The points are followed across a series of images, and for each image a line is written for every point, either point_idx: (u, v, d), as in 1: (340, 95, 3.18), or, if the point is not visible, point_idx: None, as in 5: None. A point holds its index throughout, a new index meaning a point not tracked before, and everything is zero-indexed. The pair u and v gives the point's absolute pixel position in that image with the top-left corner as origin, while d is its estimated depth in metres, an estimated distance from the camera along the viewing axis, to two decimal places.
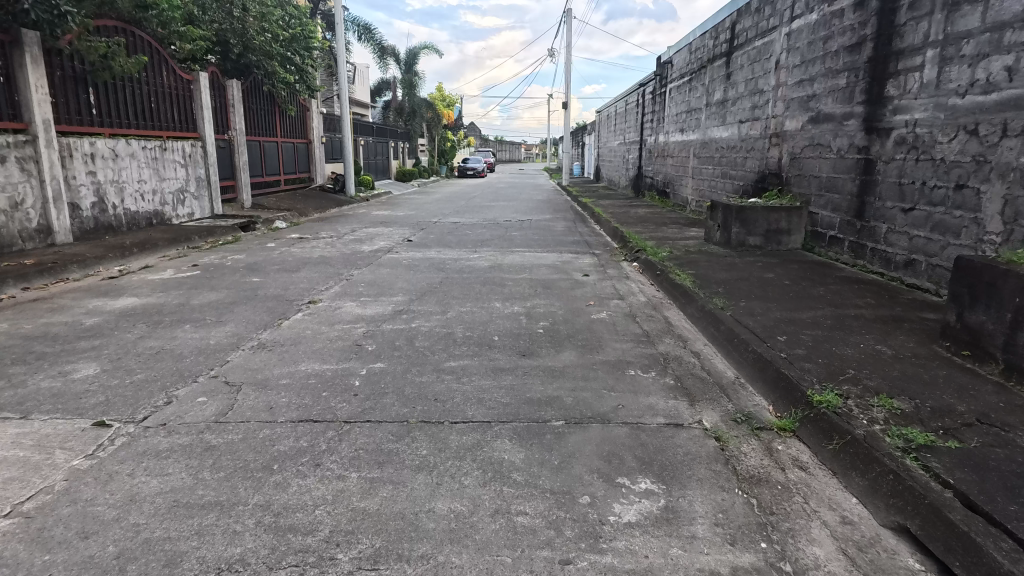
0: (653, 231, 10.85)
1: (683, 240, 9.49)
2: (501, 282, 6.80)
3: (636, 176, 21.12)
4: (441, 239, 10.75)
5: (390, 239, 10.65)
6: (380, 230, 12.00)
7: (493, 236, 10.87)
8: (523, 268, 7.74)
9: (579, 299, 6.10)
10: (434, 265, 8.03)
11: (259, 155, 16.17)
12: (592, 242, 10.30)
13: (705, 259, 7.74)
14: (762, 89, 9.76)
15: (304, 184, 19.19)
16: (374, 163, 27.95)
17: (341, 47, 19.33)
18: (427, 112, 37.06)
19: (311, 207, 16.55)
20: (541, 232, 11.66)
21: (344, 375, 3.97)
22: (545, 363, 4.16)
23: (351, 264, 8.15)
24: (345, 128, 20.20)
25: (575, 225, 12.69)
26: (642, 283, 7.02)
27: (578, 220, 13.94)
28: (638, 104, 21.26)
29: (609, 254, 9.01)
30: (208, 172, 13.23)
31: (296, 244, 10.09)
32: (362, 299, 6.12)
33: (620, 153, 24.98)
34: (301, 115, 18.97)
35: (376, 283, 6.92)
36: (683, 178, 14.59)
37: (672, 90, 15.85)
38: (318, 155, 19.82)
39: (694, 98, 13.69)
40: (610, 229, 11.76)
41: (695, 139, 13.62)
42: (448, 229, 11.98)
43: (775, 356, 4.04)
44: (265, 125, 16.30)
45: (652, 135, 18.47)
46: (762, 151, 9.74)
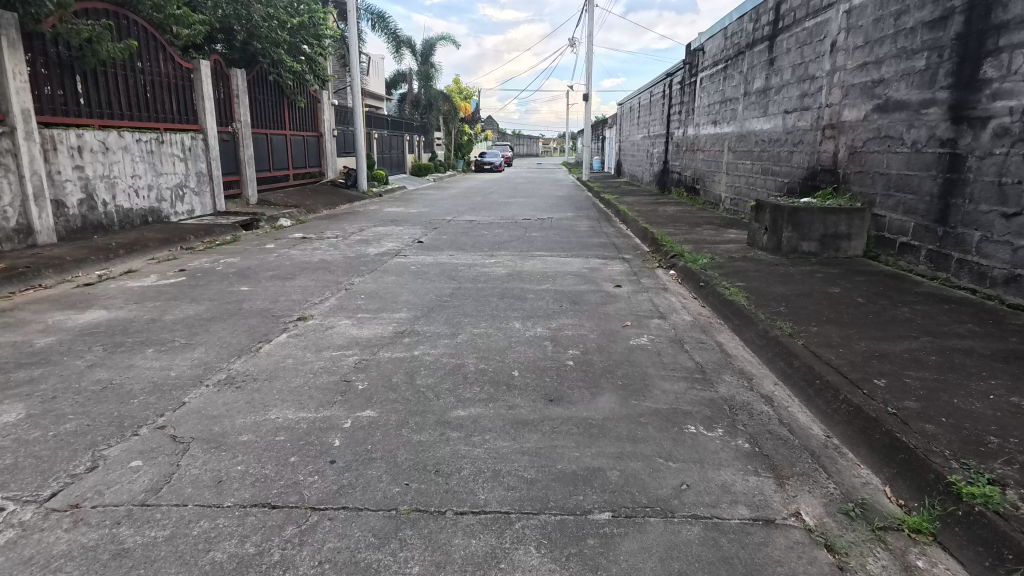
0: (687, 233, 9.86)
1: (724, 244, 8.50)
2: (521, 295, 5.90)
3: (661, 171, 20.06)
4: (455, 239, 9.87)
5: (399, 239, 9.81)
6: (391, 229, 11.16)
7: (510, 237, 9.96)
8: (545, 276, 6.83)
9: (612, 318, 5.18)
10: (446, 271, 7.15)
11: (266, 149, 15.42)
12: (621, 245, 9.34)
13: (753, 268, 6.77)
14: (814, 75, 8.73)
15: (314, 179, 18.44)
16: (389, 157, 27.15)
17: (353, 37, 18.54)
18: (444, 105, 36.23)
19: (321, 204, 15.79)
20: (563, 232, 10.71)
21: (322, 429, 3.11)
22: (579, 414, 3.27)
23: (353, 269, 7.30)
24: (358, 121, 19.40)
25: (599, 225, 11.72)
26: (683, 297, 6.08)
27: (602, 219, 12.96)
28: (664, 96, 20.19)
29: (640, 260, 8.05)
30: (209, 166, 12.50)
31: (297, 245, 9.28)
32: (359, 316, 5.26)
33: (643, 148, 23.94)
34: (311, 107, 18.20)
35: (378, 294, 6.06)
36: (716, 174, 13.53)
37: (704, 80, 14.81)
38: (329, 148, 19.06)
39: (729, 88, 12.67)
40: (639, 228, 10.79)
41: (730, 132, 12.56)
42: (462, 229, 11.09)
43: (881, 411, 3.10)
44: (272, 117, 15.56)
45: (680, 129, 17.42)
46: (813, 144, 8.71)
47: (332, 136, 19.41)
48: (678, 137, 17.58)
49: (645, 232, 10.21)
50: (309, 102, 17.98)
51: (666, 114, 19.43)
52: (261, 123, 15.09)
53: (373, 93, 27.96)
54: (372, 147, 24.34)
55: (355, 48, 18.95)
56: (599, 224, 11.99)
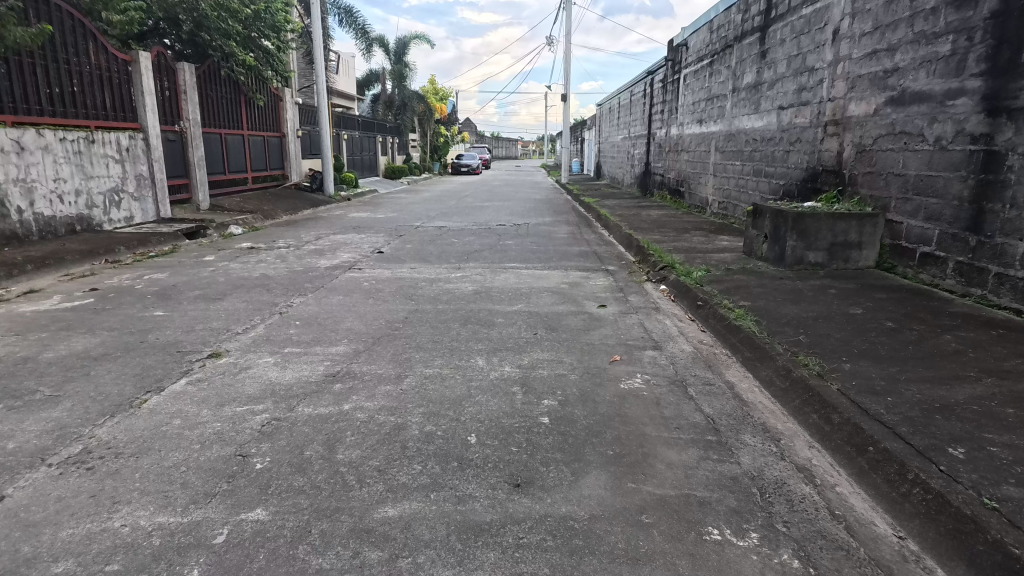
0: (675, 240, 9.00)
1: (717, 253, 7.66)
2: (489, 320, 4.95)
3: (643, 173, 19.29)
4: (421, 248, 8.89)
5: (358, 249, 8.80)
6: (352, 237, 10.14)
7: (482, 246, 9.01)
8: (518, 294, 5.89)
9: (597, 350, 4.26)
10: (404, 288, 6.18)
11: (220, 150, 14.27)
12: (604, 255, 8.45)
13: (757, 283, 5.92)
14: (813, 66, 7.94)
15: (276, 182, 17.30)
16: (360, 159, 26.02)
17: (317, 31, 17.45)
18: (418, 106, 35.16)
19: (281, 209, 14.69)
20: (541, 239, 9.79)
21: (182, 547, 2.13)
22: (555, 510, 2.33)
23: (296, 287, 6.29)
24: (323, 121, 18.31)
25: (580, 231, 10.83)
26: (679, 319, 5.20)
27: (583, 224, 12.08)
28: (645, 95, 19.44)
29: (626, 272, 7.17)
30: (151, 169, 11.36)
31: (239, 257, 8.22)
32: (287, 350, 4.27)
33: (624, 149, 23.19)
34: (272, 105, 17.08)
35: (319, 319, 5.08)
36: (703, 176, 12.75)
37: (688, 77, 14.05)
38: (292, 150, 17.93)
39: (716, 84, 11.89)
40: (623, 235, 9.92)
41: (718, 131, 11.78)
42: (430, 236, 10.11)
43: (975, 504, 2.21)
44: (227, 115, 14.41)
45: (662, 129, 16.65)
46: (813, 143, 7.92)
47: (296, 136, 18.29)
48: (661, 137, 16.81)
49: (629, 239, 9.34)
50: (270, 100, 16.85)
51: (648, 114, 18.66)
52: (214, 122, 13.94)
53: (343, 92, 26.80)
54: (341, 148, 23.20)
55: (319, 43, 17.85)
56: (580, 230, 11.10)
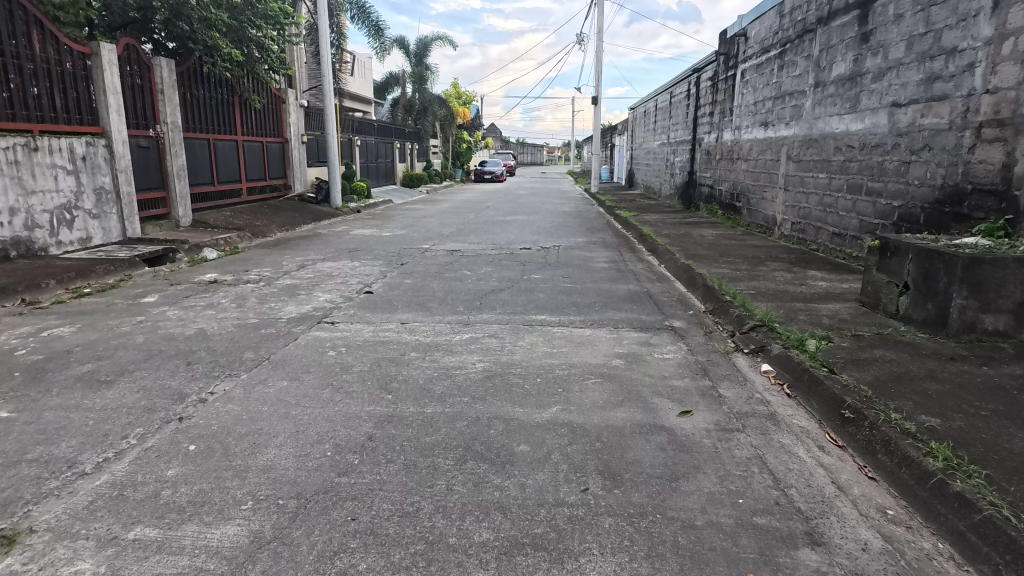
0: (752, 277, 6.91)
1: (823, 303, 5.57)
2: (502, 450, 2.99)
3: (685, 183, 17.19)
4: (424, 285, 6.96)
5: (341, 287, 6.89)
6: (343, 265, 8.28)
7: (501, 282, 7.02)
8: (551, 381, 3.88)
9: (709, 550, 2.25)
10: (383, 365, 4.22)
11: (209, 158, 12.62)
12: (661, 298, 6.40)
13: (921, 369, 3.84)
14: (954, 47, 5.85)
15: (276, 193, 15.64)
16: (375, 167, 24.30)
17: (325, 26, 15.78)
18: (440, 111, 33.49)
19: (277, 225, 12.99)
20: (575, 271, 7.76)
21: None
22: None
23: (231, 359, 4.40)
24: (330, 125, 16.61)
25: (622, 260, 8.78)
26: (819, 447, 3.14)
27: (626, 248, 10.02)
28: (687, 96, 17.36)
29: (701, 333, 5.11)
30: (116, 181, 9.68)
31: (190, 298, 6.37)
32: (133, 537, 2.33)
33: (661, 156, 21.12)
34: (273, 108, 15.44)
35: (229, 438, 3.15)
36: (768, 190, 10.64)
37: (746, 72, 11.97)
38: (296, 157, 16.26)
39: (789, 78, 9.80)
40: (679, 266, 7.85)
41: (792, 136, 9.65)
42: (437, 266, 8.18)
43: None
44: (216, 118, 12.76)
45: (710, 133, 14.57)
46: (954, 152, 5.80)
47: (300, 142, 16.61)
48: (709, 143, 14.73)
49: (691, 274, 7.27)
50: (270, 102, 15.21)
51: (692, 116, 16.54)
52: (201, 126, 12.29)
53: (359, 95, 25.14)
54: (353, 154, 21.50)
55: (326, 39, 16.18)
56: (625, 257, 9.02)
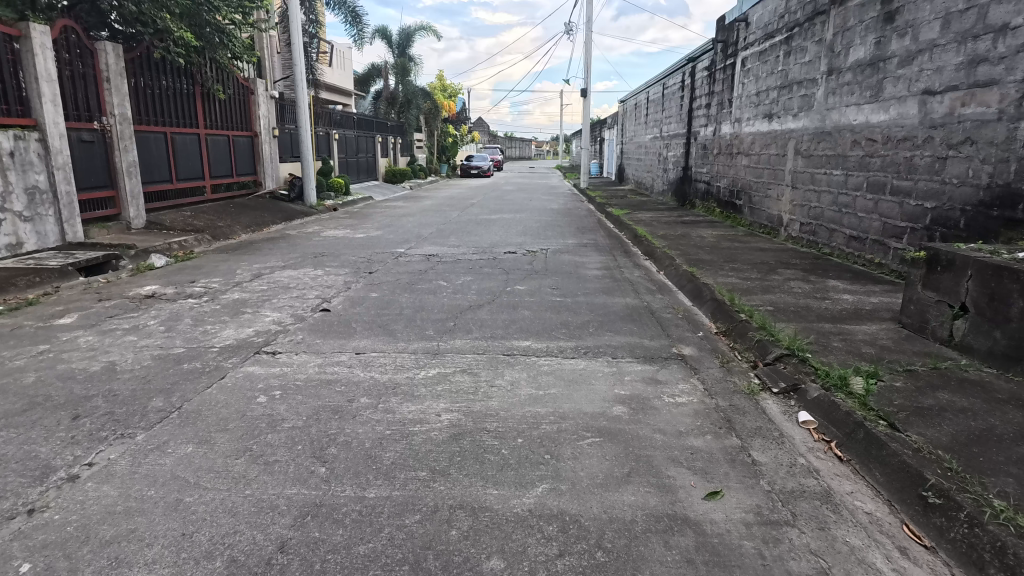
0: (765, 289, 6.09)
1: (855, 323, 4.76)
2: (467, 565, 2.13)
3: (679, 179, 16.40)
4: (392, 298, 6.06)
5: (296, 302, 5.98)
6: (303, 274, 7.36)
7: (481, 295, 6.13)
8: (535, 443, 3.01)
9: None
10: (324, 417, 3.33)
11: (167, 153, 11.60)
12: (664, 314, 5.56)
13: (1005, 422, 3.03)
14: (1006, 24, 5.07)
15: (245, 191, 14.64)
16: (355, 161, 23.26)
17: (296, 11, 14.76)
18: (425, 103, 32.44)
19: (243, 225, 12.02)
20: (566, 280, 6.90)
21: None
22: None
23: (133, 408, 3.48)
24: (302, 117, 15.59)
25: (618, 265, 7.94)
26: (901, 549, 2.30)
27: (620, 251, 9.17)
28: (681, 87, 16.54)
29: (718, 363, 4.26)
30: (53, 179, 8.67)
31: (114, 318, 5.42)
32: None
33: (653, 151, 20.32)
34: (240, 99, 14.42)
35: (83, 551, 2.24)
36: (773, 187, 9.85)
37: (747, 60, 11.16)
38: (267, 152, 15.26)
39: (797, 65, 9.00)
40: (682, 274, 7.01)
41: (800, 128, 8.86)
42: (412, 274, 7.29)
43: None
44: (175, 110, 11.75)
45: (707, 126, 13.76)
46: (1004, 146, 5.03)
47: (271, 135, 15.59)
48: (705, 137, 13.93)
49: (696, 283, 6.44)
50: (236, 93, 14.18)
51: (687, 108, 15.71)
52: (156, 118, 11.27)
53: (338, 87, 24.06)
54: (331, 149, 20.48)
55: (298, 25, 15.14)
56: (621, 263, 8.16)
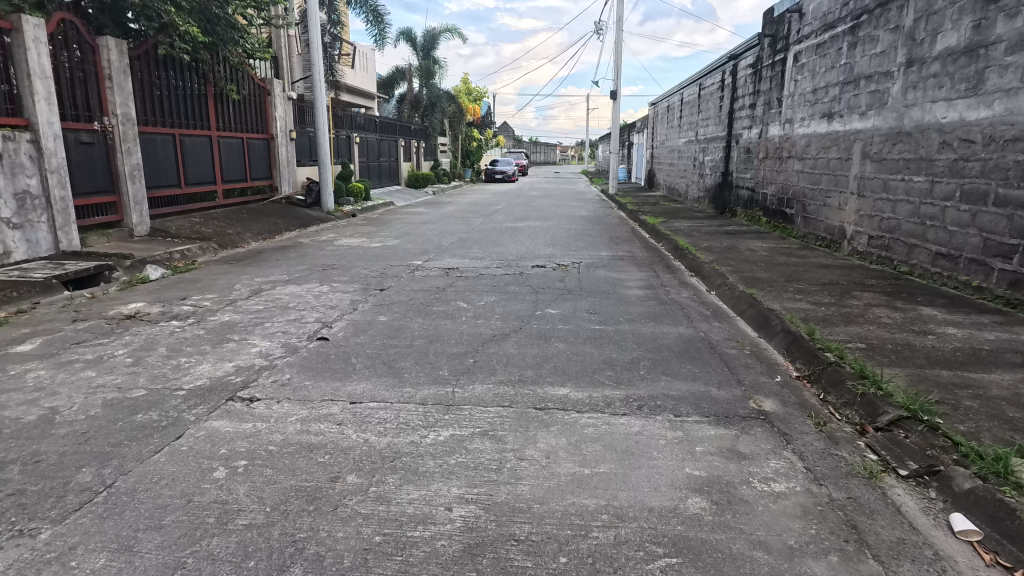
0: (846, 317, 5.10)
1: (982, 372, 3.74)
2: None
3: (717, 185, 15.35)
4: (402, 323, 5.22)
5: (292, 326, 5.18)
6: (307, 290, 6.57)
7: (506, 321, 5.26)
8: (585, 569, 2.09)
9: None
10: (295, 507, 2.46)
11: (175, 156, 11.00)
12: (727, 350, 4.61)
13: None
14: None
15: (260, 196, 14.03)
16: (376, 166, 22.64)
17: (315, 8, 14.13)
18: (449, 107, 31.82)
19: (254, 232, 11.35)
20: (604, 302, 5.98)
21: None
22: None
23: (50, 485, 2.66)
24: (320, 119, 14.94)
25: (661, 284, 6.99)
26: None
27: (662, 266, 8.21)
28: (720, 87, 15.50)
29: (813, 426, 3.29)
30: (46, 184, 8.04)
31: (80, 346, 4.66)
32: None
33: (688, 155, 19.27)
34: (256, 100, 13.84)
35: None
36: (833, 195, 8.79)
37: (801, 55, 10.11)
38: (283, 155, 14.64)
39: (865, 57, 7.95)
40: (740, 296, 6.03)
41: (869, 128, 7.80)
42: (428, 291, 6.45)
43: None
44: (184, 110, 11.16)
45: (751, 129, 12.73)
46: None
47: (288, 138, 14.97)
48: (748, 140, 12.88)
49: (760, 309, 5.46)
50: (251, 93, 13.59)
51: (727, 110, 14.66)
52: (164, 119, 10.67)
53: (360, 89, 23.50)
54: (352, 153, 19.87)
55: (316, 23, 14.50)
56: (664, 280, 7.21)
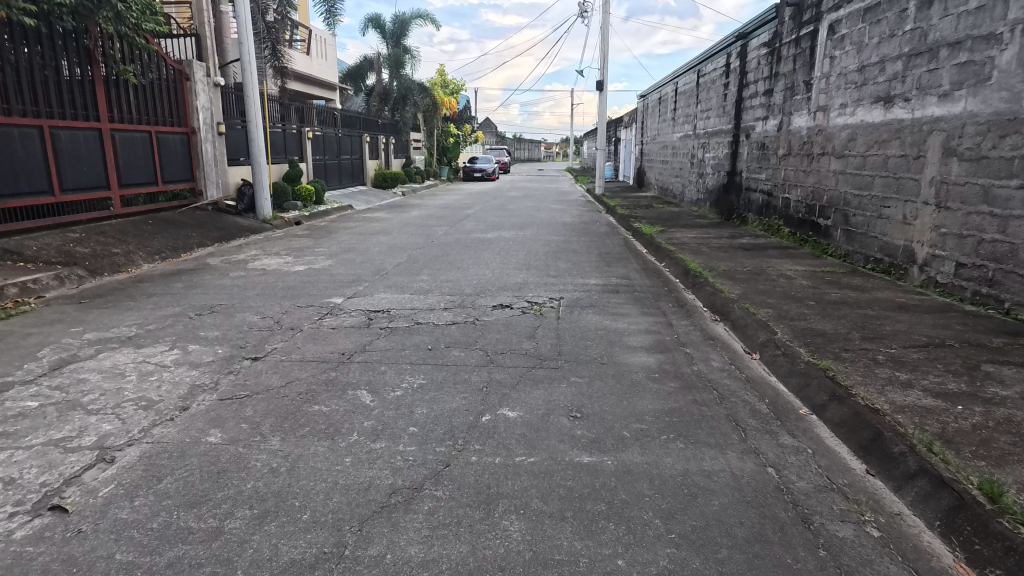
0: (1017, 434, 2.95)
1: None
2: None
3: (722, 187, 13.24)
4: (244, 451, 2.95)
5: (41, 462, 2.89)
6: (140, 362, 4.28)
7: (427, 442, 3.02)
8: None
9: None
10: None
11: (43, 154, 8.65)
12: (832, 527, 2.41)
13: None
14: None
15: (178, 202, 11.65)
16: (336, 164, 20.23)
17: None
18: (423, 100, 29.46)
19: (151, 251, 9.00)
20: (595, 387, 3.76)
21: None
22: None
23: None
24: (253, 110, 12.52)
25: (678, 341, 4.79)
26: None
27: (672, 304, 6.01)
28: (724, 73, 13.38)
29: None
30: None
31: None
32: None
33: (683, 152, 17.19)
34: (169, 87, 11.48)
35: None
36: (895, 204, 6.66)
37: (840, 24, 7.99)
38: (207, 153, 12.27)
39: (949, 17, 5.85)
40: (809, 373, 3.85)
41: (956, 115, 5.71)
42: (326, 364, 4.18)
43: None
44: (54, 95, 8.84)
45: (766, 120, 10.61)
46: None
47: (215, 133, 12.59)
48: (764, 133, 10.75)
49: (856, 410, 3.27)
50: (162, 78, 11.24)
51: (734, 99, 12.52)
52: (23, 106, 8.35)
53: (318, 79, 21.07)
54: (304, 150, 17.45)
55: None
56: (680, 332, 5.00)
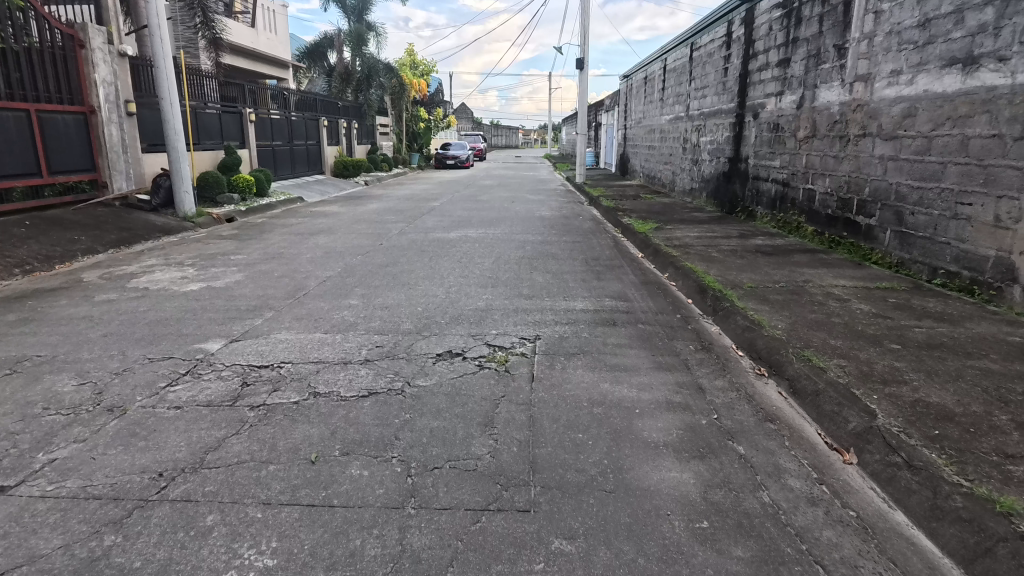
0: None
1: None
2: None
3: (722, 175, 11.57)
4: None
5: None
6: None
7: None
8: None
9: None
10: None
11: None
12: None
13: None
14: None
15: (71, 196, 9.58)
16: (288, 151, 18.11)
17: None
18: (390, 81, 27.28)
19: (13, 262, 7.01)
20: (598, 568, 1.98)
21: None
22: None
23: None
24: (166, 84, 10.40)
25: (721, 425, 3.04)
26: None
27: (693, 346, 4.25)
28: (724, 44, 11.66)
29: None
30: None
31: None
32: None
33: (673, 136, 15.51)
34: (55, 56, 9.36)
35: None
36: (981, 201, 5.03)
37: None
38: (112, 137, 10.19)
39: None
40: (981, 525, 2.14)
41: None
42: (116, 505, 2.34)
43: None
44: None
45: (781, 95, 8.92)
46: None
47: (123, 113, 10.49)
48: (778, 111, 9.06)
49: None
50: (44, 44, 9.11)
51: (738, 72, 10.77)
52: None
53: (267, 55, 18.86)
54: (246, 134, 15.33)
55: None
56: (720, 406, 3.25)
